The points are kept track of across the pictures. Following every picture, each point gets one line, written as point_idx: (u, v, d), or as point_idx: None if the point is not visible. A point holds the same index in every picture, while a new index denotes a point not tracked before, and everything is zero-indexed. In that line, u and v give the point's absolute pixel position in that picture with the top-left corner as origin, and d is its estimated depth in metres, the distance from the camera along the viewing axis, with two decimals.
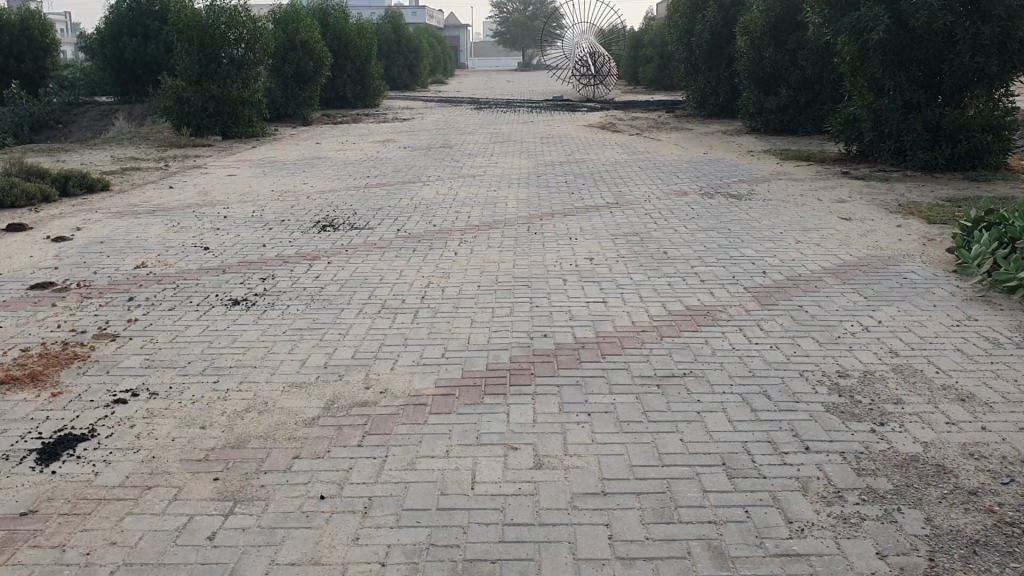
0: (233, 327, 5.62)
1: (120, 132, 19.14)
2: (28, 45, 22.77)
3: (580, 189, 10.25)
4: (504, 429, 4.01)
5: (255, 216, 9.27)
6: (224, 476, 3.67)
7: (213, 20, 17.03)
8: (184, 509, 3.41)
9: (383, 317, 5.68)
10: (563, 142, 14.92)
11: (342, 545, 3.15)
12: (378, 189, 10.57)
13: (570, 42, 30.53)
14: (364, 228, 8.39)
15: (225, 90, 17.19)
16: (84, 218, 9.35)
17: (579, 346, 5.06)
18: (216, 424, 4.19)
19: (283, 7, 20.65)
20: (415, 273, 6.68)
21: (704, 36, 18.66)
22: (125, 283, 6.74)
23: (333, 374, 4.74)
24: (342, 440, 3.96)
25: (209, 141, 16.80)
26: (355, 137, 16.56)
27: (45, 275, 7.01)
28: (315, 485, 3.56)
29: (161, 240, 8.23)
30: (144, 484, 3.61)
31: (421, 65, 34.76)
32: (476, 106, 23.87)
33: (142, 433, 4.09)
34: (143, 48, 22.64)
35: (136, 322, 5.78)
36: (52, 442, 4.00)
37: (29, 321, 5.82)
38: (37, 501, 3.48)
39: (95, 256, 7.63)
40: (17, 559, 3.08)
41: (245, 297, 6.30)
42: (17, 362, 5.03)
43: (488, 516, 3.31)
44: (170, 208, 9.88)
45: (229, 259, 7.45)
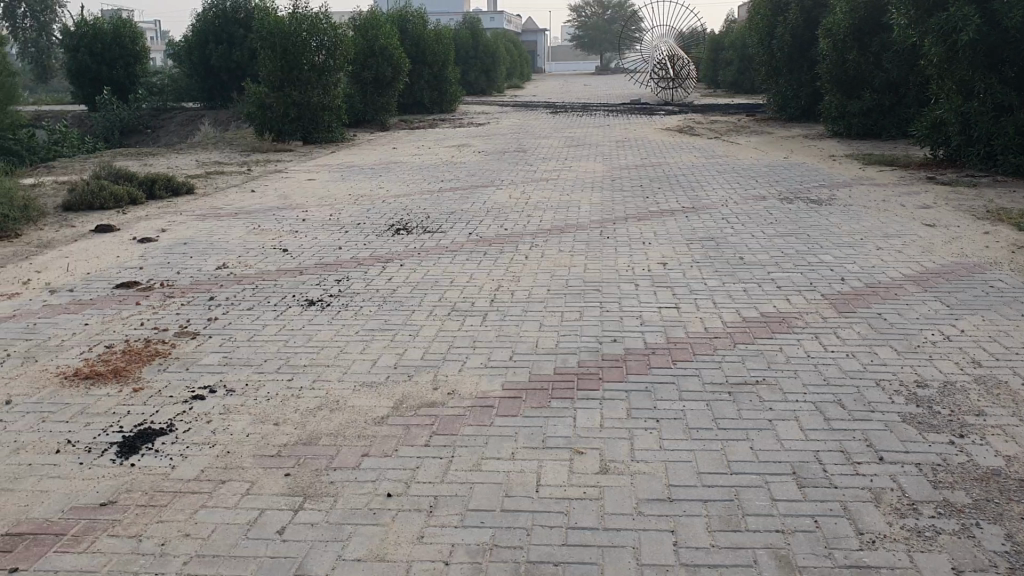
0: (308, 327, 5.74)
1: (205, 136, 19.71)
2: (120, 53, 24.09)
3: (654, 193, 10.17)
4: (570, 433, 4.01)
5: (332, 219, 9.44)
6: (295, 473, 3.75)
7: (296, 27, 17.31)
8: (256, 503, 3.50)
9: (453, 319, 5.72)
10: (639, 146, 14.82)
11: (407, 542, 3.19)
12: (453, 193, 10.65)
13: (649, 45, 30.33)
14: (437, 232, 8.47)
15: (306, 96, 17.56)
16: (170, 220, 9.65)
17: (649, 352, 5.03)
18: (289, 421, 4.28)
19: (363, 14, 20.98)
20: (485, 277, 6.72)
21: (785, 39, 18.36)
22: (206, 284, 6.93)
23: (403, 374, 4.80)
24: (410, 440, 4.00)
25: (290, 146, 17.18)
26: (431, 142, 16.73)
27: (131, 275, 7.25)
28: (383, 483, 3.61)
29: (242, 242, 8.44)
30: (218, 478, 3.70)
31: (498, 70, 34.90)
32: (553, 111, 23.89)
33: (218, 428, 4.21)
34: (228, 55, 23.28)
35: (216, 321, 5.95)
36: (133, 436, 4.14)
37: (115, 319, 6.03)
38: (117, 492, 3.60)
39: (179, 257, 7.86)
40: (96, 547, 3.20)
41: (320, 298, 6.42)
42: (102, 358, 5.22)
43: (552, 519, 3.30)
44: (251, 211, 10.13)
45: (306, 261, 7.60)
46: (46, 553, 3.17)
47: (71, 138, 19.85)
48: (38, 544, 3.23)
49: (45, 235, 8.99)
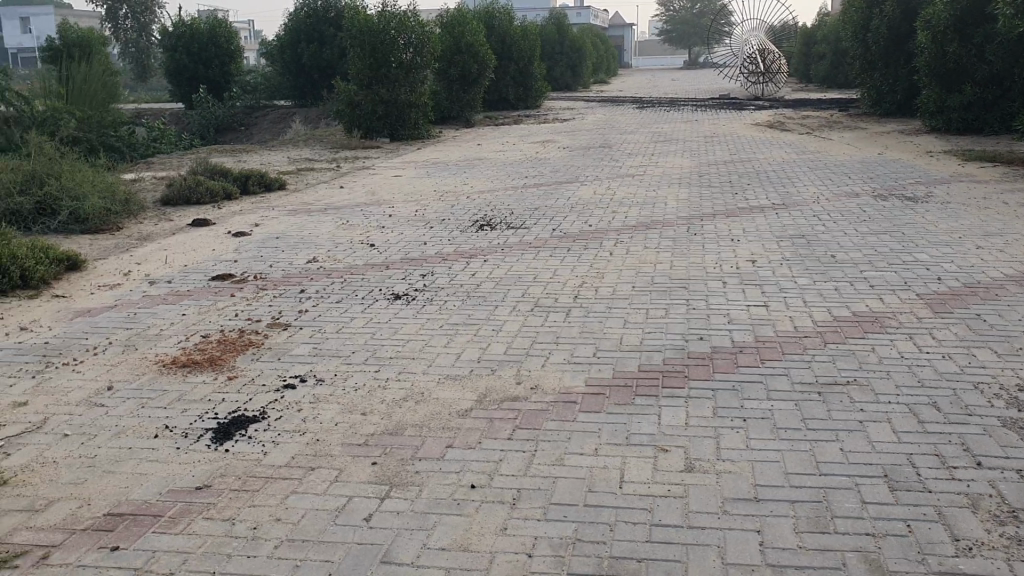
0: (394, 320, 5.83)
1: (296, 134, 20.17)
2: (215, 52, 24.92)
3: (742, 190, 9.99)
4: (655, 430, 3.98)
5: (418, 215, 9.55)
6: (381, 462, 3.82)
7: (385, 25, 17.58)
8: (344, 490, 3.57)
9: (537, 315, 5.74)
10: (727, 142, 14.59)
11: (491, 534, 3.21)
12: (537, 189, 10.66)
13: (738, 39, 29.84)
14: (521, 228, 8.49)
15: (395, 93, 17.80)
16: (262, 215, 9.91)
17: (737, 350, 4.96)
18: (376, 412, 4.36)
19: (451, 12, 21.15)
20: (570, 273, 6.71)
21: (881, 32, 17.83)
22: (297, 277, 7.10)
23: (487, 368, 4.83)
24: (494, 433, 4.03)
25: (377, 143, 17.44)
26: (516, 138, 16.77)
27: (225, 267, 7.47)
28: (467, 475, 3.65)
29: (331, 237, 8.61)
30: (307, 466, 3.80)
31: (584, 66, 34.79)
32: (639, 106, 23.69)
33: (308, 417, 4.31)
34: (319, 53, 23.76)
35: (306, 313, 6.09)
36: (227, 422, 4.28)
37: (210, 310, 6.23)
38: (211, 477, 3.72)
39: (270, 251, 8.07)
40: (192, 529, 3.31)
41: (405, 292, 6.51)
42: (198, 347, 5.40)
43: (635, 515, 3.29)
44: (340, 207, 10.32)
45: (392, 256, 7.72)
46: (145, 533, 3.29)
47: (170, 135, 20.55)
48: (138, 524, 3.36)
49: (145, 228, 9.33)
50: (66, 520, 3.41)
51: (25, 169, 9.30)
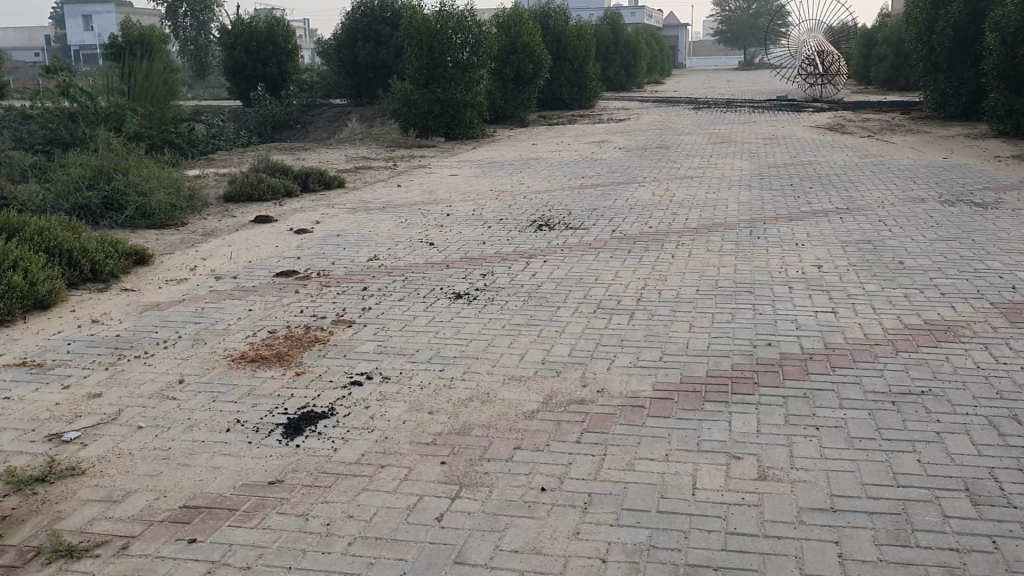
0: (457, 319, 5.84)
1: (352, 133, 20.34)
2: (274, 50, 25.33)
3: (805, 193, 9.84)
4: (726, 437, 3.94)
5: (476, 214, 9.57)
6: (450, 461, 3.82)
7: (442, 25, 17.65)
8: (414, 489, 3.58)
9: (600, 317, 5.70)
10: (786, 144, 14.40)
11: (563, 537, 3.20)
12: (595, 190, 10.61)
13: (796, 40, 29.46)
14: (580, 228, 8.46)
15: (451, 93, 17.86)
16: (323, 212, 10.00)
17: (806, 357, 4.89)
18: (443, 411, 4.36)
19: (507, 11, 21.17)
20: (632, 275, 6.68)
21: (946, 33, 17.46)
22: (359, 274, 7.15)
23: (551, 370, 4.82)
24: (562, 435, 4.02)
25: (433, 142, 17.53)
26: (572, 138, 16.73)
27: (288, 264, 7.56)
28: (536, 477, 3.64)
29: (390, 235, 8.66)
30: (377, 463, 3.81)
31: (639, 65, 34.63)
32: (694, 107, 23.50)
33: (375, 414, 4.34)
34: (375, 52, 23.92)
35: (369, 310, 6.13)
36: (297, 418, 4.32)
37: (275, 306, 6.29)
38: (283, 472, 3.76)
39: (332, 248, 8.15)
40: (265, 524, 3.34)
41: (467, 291, 6.53)
42: (265, 343, 5.46)
43: (709, 522, 3.25)
44: (398, 205, 10.38)
45: (452, 255, 7.74)
46: (221, 526, 3.33)
47: (229, 132, 20.85)
48: (213, 517, 3.41)
49: (208, 224, 9.48)
50: (144, 511, 3.47)
51: (94, 164, 9.49)
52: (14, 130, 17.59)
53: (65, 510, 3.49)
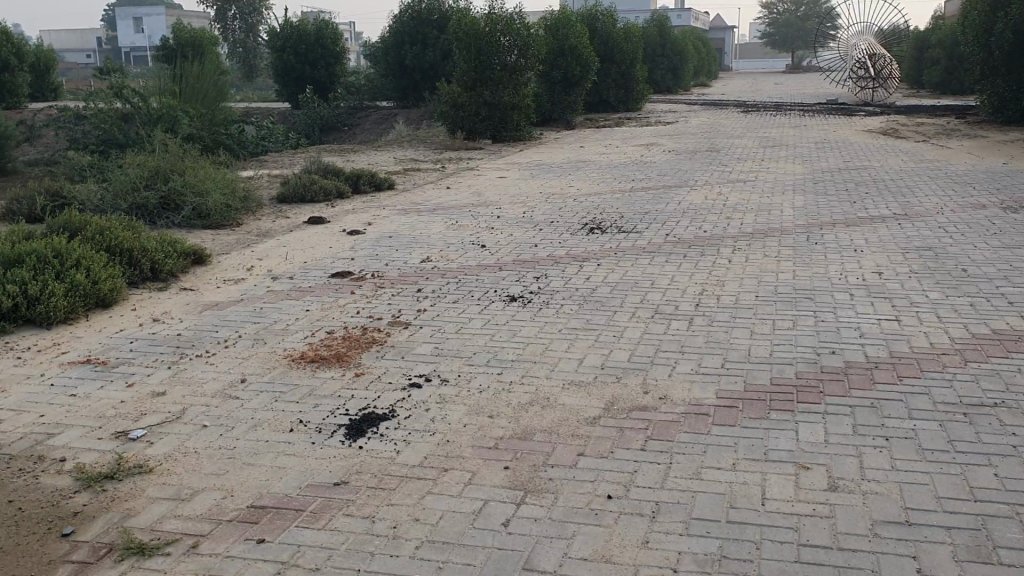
0: (513, 322, 5.83)
1: (400, 135, 20.45)
2: (322, 53, 25.63)
3: (862, 198, 9.68)
4: (793, 447, 3.87)
5: (527, 217, 9.55)
6: (513, 466, 3.80)
7: (490, 27, 17.67)
8: (479, 493, 3.56)
9: (658, 322, 5.64)
10: (839, 148, 14.20)
11: (632, 546, 3.16)
12: (647, 193, 10.55)
13: (846, 43, 29.08)
14: (633, 232, 8.41)
15: (498, 95, 17.86)
16: (374, 214, 10.06)
17: (872, 366, 4.79)
18: (504, 415, 4.34)
19: (554, 14, 21.15)
20: (688, 280, 6.61)
21: (1004, 36, 17.10)
22: (413, 276, 7.17)
23: (612, 376, 4.78)
24: (625, 443, 3.98)
25: (480, 145, 17.55)
26: (620, 141, 16.66)
27: (343, 265, 7.60)
28: (602, 485, 3.60)
29: (442, 237, 8.68)
30: (441, 467, 3.80)
31: (686, 68, 34.40)
32: (743, 111, 23.28)
33: (436, 417, 4.33)
34: (422, 55, 24.00)
35: (424, 312, 6.14)
36: (358, 419, 4.32)
37: (331, 307, 6.33)
38: (347, 474, 3.76)
39: (385, 249, 8.18)
40: (333, 525, 3.35)
41: (521, 294, 6.51)
42: (323, 343, 5.49)
43: (780, 534, 3.20)
44: (448, 207, 10.40)
45: (505, 257, 7.73)
46: (289, 527, 3.35)
47: (278, 134, 21.05)
48: (280, 518, 3.42)
49: (263, 225, 9.58)
50: (212, 510, 3.50)
51: (151, 165, 9.64)
52: (69, 131, 17.91)
53: (134, 509, 3.53)
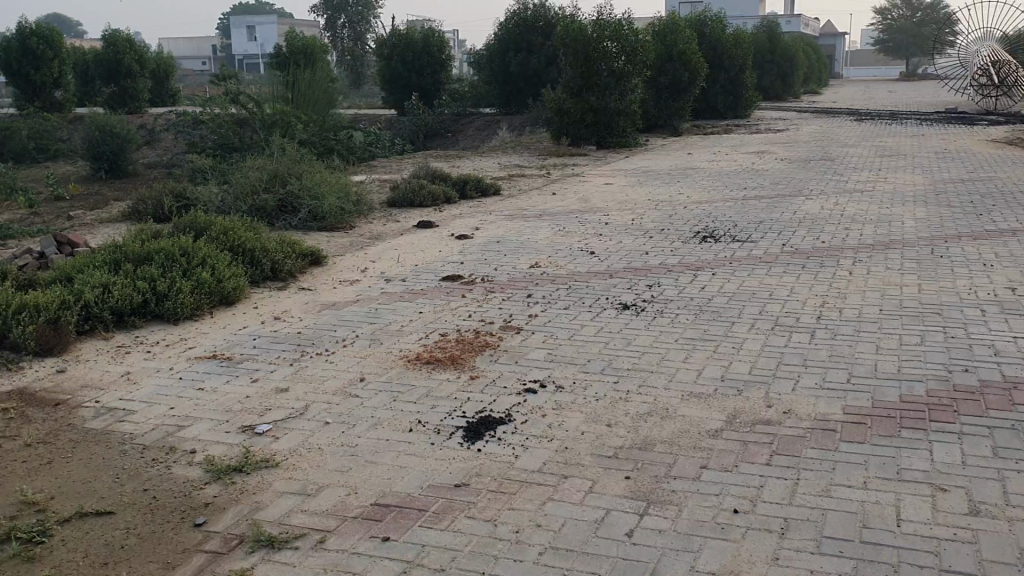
0: (627, 331, 5.76)
1: (504, 141, 20.56)
2: (428, 61, 26.03)
3: (988, 211, 9.25)
4: (928, 467, 3.71)
5: (636, 224, 9.46)
6: (635, 476, 3.74)
7: (597, 32, 17.61)
8: (601, 502, 3.53)
9: (778, 335, 5.50)
10: (962, 158, 13.63)
11: (762, 563, 3.07)
12: (759, 202, 10.33)
13: (967, 49, 27.94)
14: (747, 241, 8.24)
15: (604, 101, 17.77)
16: (482, 219, 10.12)
17: (1010, 386, 4.55)
18: (622, 424, 4.29)
19: (662, 20, 20.97)
20: (807, 292, 6.42)
21: None
22: (524, 281, 7.17)
23: (732, 388, 4.67)
24: (750, 457, 3.88)
25: (585, 151, 17.49)
26: (728, 149, 16.37)
27: (453, 268, 7.67)
28: (727, 499, 3.51)
29: (551, 243, 8.66)
30: (561, 473, 3.78)
31: (795, 75, 33.63)
32: (857, 119, 22.60)
33: (554, 423, 4.31)
34: (526, 62, 24.06)
35: (537, 318, 6.13)
36: (475, 422, 4.34)
37: (444, 310, 6.39)
38: (468, 476, 3.78)
39: (494, 254, 8.22)
40: (456, 526, 3.36)
41: (634, 302, 6.44)
42: (438, 346, 5.53)
43: (920, 557, 3.06)
44: (556, 213, 10.39)
45: (616, 264, 7.67)
46: (413, 526, 3.37)
47: (385, 139, 21.43)
48: (404, 517, 3.45)
49: (374, 228, 9.74)
50: (338, 506, 3.55)
51: (268, 168, 9.94)
52: (188, 135, 18.60)
53: (263, 501, 3.63)
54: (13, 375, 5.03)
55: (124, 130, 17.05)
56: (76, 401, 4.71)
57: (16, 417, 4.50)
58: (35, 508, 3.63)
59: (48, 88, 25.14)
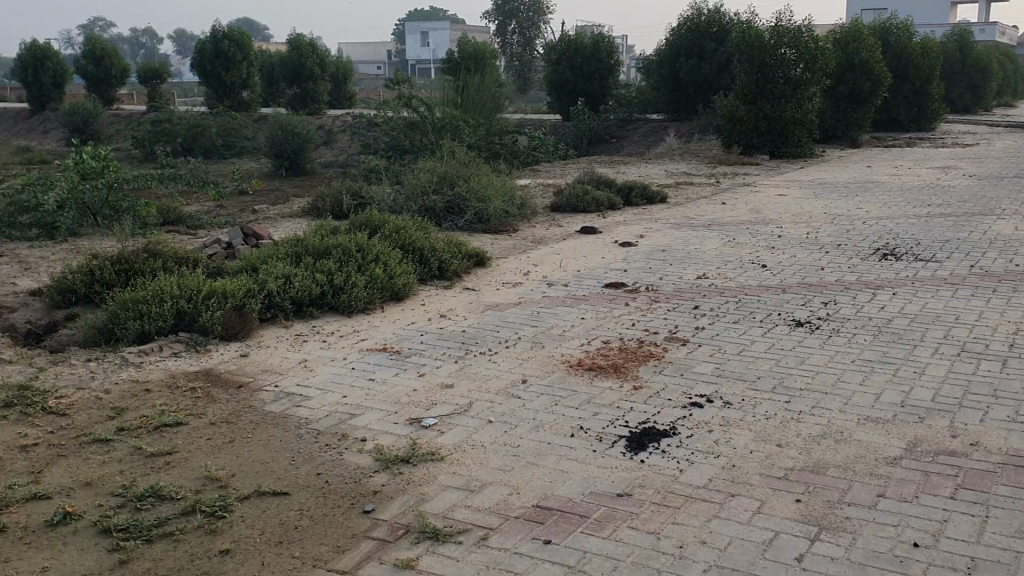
0: (799, 349, 5.56)
1: (670, 148, 20.29)
2: (597, 65, 25.97)
3: None
4: None
5: (810, 238, 9.12)
6: (806, 500, 3.60)
7: (774, 39, 17.12)
8: (769, 523, 3.41)
9: (965, 362, 5.17)
10: None
11: None
12: (944, 220, 9.74)
13: None
14: (931, 261, 7.79)
15: (779, 110, 17.25)
16: (647, 227, 10.02)
17: None
18: (792, 445, 4.14)
19: (844, 27, 20.16)
20: (999, 318, 6.00)
21: None
22: (690, 292, 7.05)
23: (914, 416, 4.42)
24: (932, 489, 3.65)
25: (757, 161, 17.02)
26: (911, 163, 15.55)
27: (618, 276, 7.63)
28: (906, 531, 3.32)
29: (719, 254, 8.47)
30: (727, 491, 3.68)
31: (988, 86, 31.58)
32: None
33: (721, 439, 4.20)
34: (697, 69, 23.66)
35: (704, 330, 6.01)
36: (639, 432, 4.28)
37: (608, 317, 6.35)
38: (631, 486, 3.73)
39: (660, 263, 8.12)
40: (618, 536, 3.32)
41: (808, 320, 6.20)
42: (602, 353, 5.51)
43: None
44: (725, 223, 10.16)
45: (787, 279, 7.42)
46: (575, 531, 3.36)
47: (551, 144, 21.57)
48: (566, 521, 3.44)
49: (538, 232, 9.82)
50: (500, 505, 3.59)
51: (439, 170, 10.20)
52: (363, 137, 19.33)
53: (428, 494, 3.71)
54: (200, 356, 5.36)
55: (304, 130, 17.90)
56: (256, 384, 4.97)
57: (202, 395, 4.79)
58: (218, 482, 3.84)
59: (237, 89, 26.72)
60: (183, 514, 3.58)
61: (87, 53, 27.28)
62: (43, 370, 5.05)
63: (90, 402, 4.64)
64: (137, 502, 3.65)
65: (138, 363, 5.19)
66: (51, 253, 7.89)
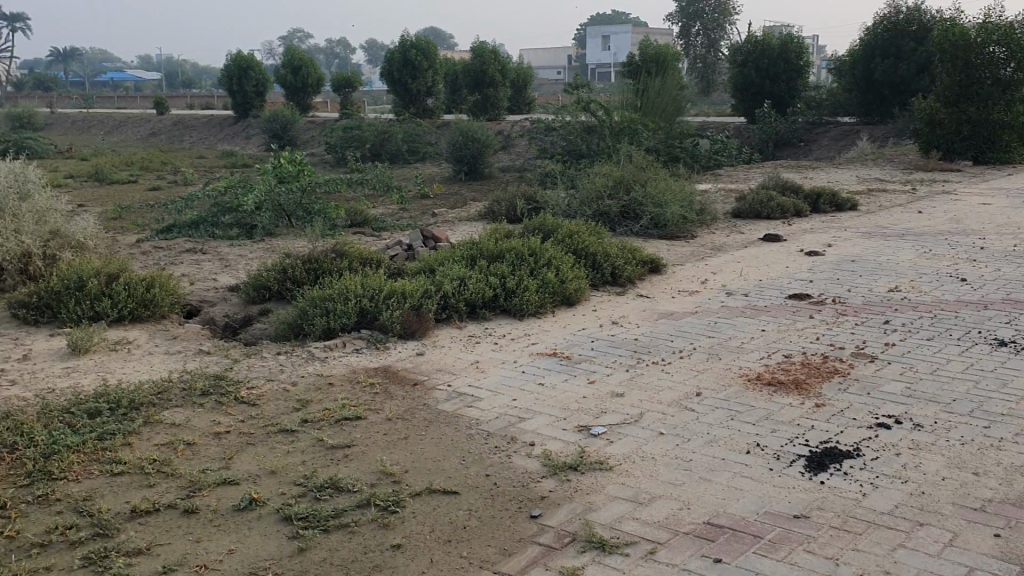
0: (1002, 371, 5.13)
1: (862, 153, 19.33)
2: (785, 67, 24.97)
3: None
4: None
5: (1018, 250, 8.44)
6: (1006, 535, 3.31)
7: (981, 35, 15.97)
8: (962, 558, 3.15)
9: None
10: None
11: None
12: None
13: None
14: None
15: (984, 112, 16.08)
16: (835, 235, 9.57)
17: None
18: (992, 474, 3.82)
19: None
20: None
21: None
22: (880, 306, 6.66)
23: None
24: None
25: (958, 167, 15.93)
26: None
27: (801, 286, 7.32)
28: None
29: (913, 265, 7.98)
30: (916, 520, 3.44)
31: None
32: None
33: (910, 464, 3.93)
34: (894, 69, 22.40)
35: (894, 346, 5.66)
36: (820, 452, 4.08)
37: (789, 330, 6.10)
38: (809, 508, 3.55)
39: (847, 274, 7.73)
40: (794, 559, 3.17)
41: (1013, 339, 5.72)
42: (781, 367, 5.29)
43: None
44: (921, 233, 9.56)
45: (990, 294, 6.89)
46: (748, 551, 3.23)
47: (733, 148, 21.01)
48: (738, 540, 3.32)
49: (717, 239, 9.59)
50: (670, 519, 3.50)
51: (616, 175, 10.14)
52: (542, 141, 19.52)
53: (596, 503, 3.67)
54: (379, 353, 5.54)
55: (485, 135, 18.26)
56: (430, 383, 5.08)
57: (379, 391, 4.95)
58: (391, 477, 3.95)
59: (422, 96, 27.62)
60: (358, 507, 3.69)
61: (286, 63, 28.97)
62: (236, 362, 5.37)
63: (277, 394, 4.89)
64: (315, 492, 3.80)
65: (321, 358, 5.42)
66: (249, 251, 8.40)
